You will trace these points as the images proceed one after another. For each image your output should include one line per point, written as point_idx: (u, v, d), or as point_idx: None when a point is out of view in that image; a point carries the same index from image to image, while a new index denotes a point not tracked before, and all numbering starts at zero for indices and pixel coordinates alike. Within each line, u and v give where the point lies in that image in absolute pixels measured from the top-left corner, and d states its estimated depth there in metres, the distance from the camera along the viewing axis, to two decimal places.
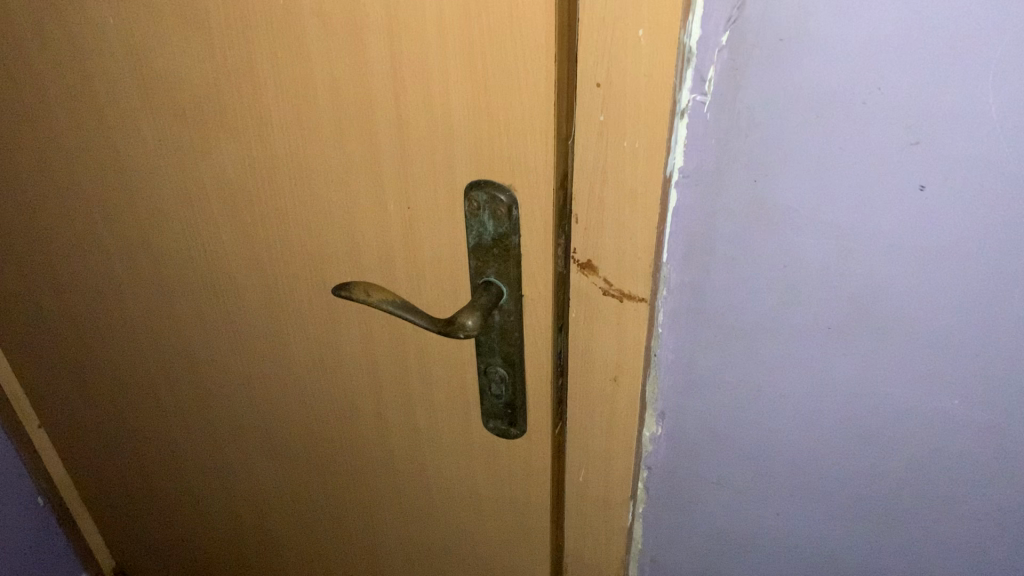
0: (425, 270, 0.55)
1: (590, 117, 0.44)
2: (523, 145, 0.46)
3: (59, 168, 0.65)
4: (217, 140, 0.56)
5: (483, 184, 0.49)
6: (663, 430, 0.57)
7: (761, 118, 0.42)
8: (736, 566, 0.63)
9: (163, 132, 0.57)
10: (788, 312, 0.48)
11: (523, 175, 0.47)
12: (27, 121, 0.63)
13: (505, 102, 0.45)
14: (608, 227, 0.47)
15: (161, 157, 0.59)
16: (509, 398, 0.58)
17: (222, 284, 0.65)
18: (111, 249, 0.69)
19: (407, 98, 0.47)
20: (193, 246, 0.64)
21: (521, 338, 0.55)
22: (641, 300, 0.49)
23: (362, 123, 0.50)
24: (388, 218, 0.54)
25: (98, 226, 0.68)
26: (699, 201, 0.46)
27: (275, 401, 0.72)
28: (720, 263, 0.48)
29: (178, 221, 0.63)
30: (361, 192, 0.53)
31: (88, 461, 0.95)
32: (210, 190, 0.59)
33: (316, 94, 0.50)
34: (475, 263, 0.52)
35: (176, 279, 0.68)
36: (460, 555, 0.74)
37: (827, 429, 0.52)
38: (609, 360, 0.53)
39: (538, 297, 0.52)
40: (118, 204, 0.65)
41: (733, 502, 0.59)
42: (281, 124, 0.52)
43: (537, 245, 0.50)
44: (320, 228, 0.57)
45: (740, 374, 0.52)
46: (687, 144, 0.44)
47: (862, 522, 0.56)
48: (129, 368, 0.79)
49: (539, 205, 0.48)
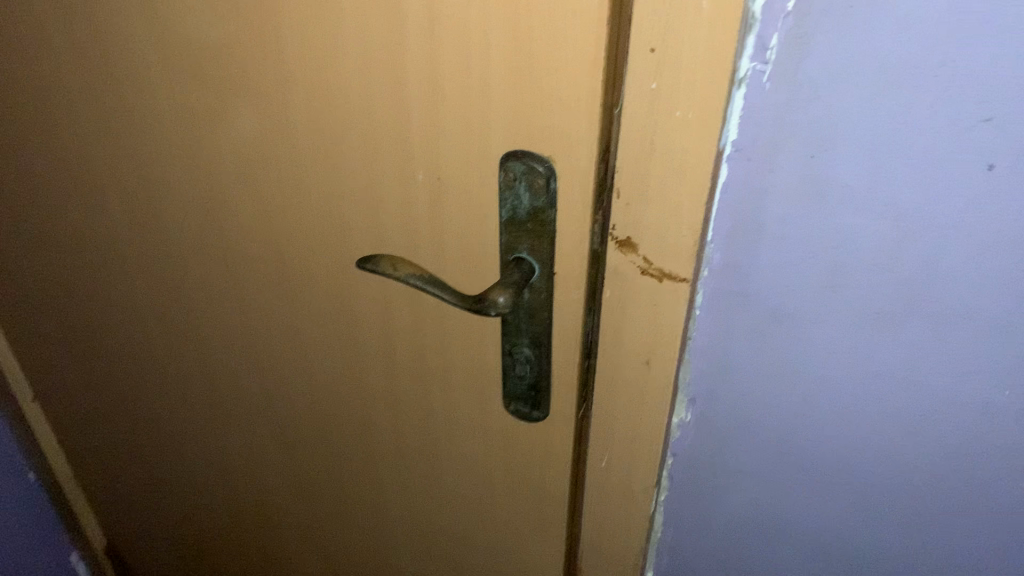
0: (451, 245, 0.53)
1: (641, 84, 0.41)
2: (567, 113, 0.44)
3: (67, 131, 0.62)
4: (236, 103, 0.53)
5: (520, 154, 0.46)
6: (693, 416, 0.55)
7: (825, 90, 0.39)
8: (760, 555, 0.62)
9: (178, 93, 0.55)
10: (835, 296, 0.46)
11: (564, 146, 0.45)
12: (32, 81, 0.60)
13: (550, 67, 0.42)
14: (651, 203, 0.44)
15: (175, 120, 0.56)
16: (534, 379, 0.56)
17: (234, 255, 0.63)
18: (119, 217, 0.66)
19: (444, 62, 0.45)
20: (206, 216, 0.61)
21: (549, 318, 0.53)
22: (682, 281, 0.46)
23: (392, 87, 0.47)
24: (415, 189, 0.51)
25: (105, 192, 0.65)
26: (751, 177, 0.43)
27: (284, 378, 0.70)
28: (767, 243, 0.45)
29: (190, 188, 0.60)
30: (387, 161, 0.51)
31: (84, 436, 0.93)
32: (226, 156, 0.56)
33: (345, 56, 0.47)
34: (506, 238, 0.50)
35: (185, 250, 0.65)
36: (470, 541, 0.72)
37: (865, 419, 0.51)
38: (643, 344, 0.50)
39: (570, 275, 0.50)
40: (128, 170, 0.62)
41: (761, 491, 0.57)
42: (304, 86, 0.50)
43: (574, 220, 0.47)
44: (342, 198, 0.54)
45: (778, 361, 0.50)
46: (743, 116, 0.41)
47: (895, 513, 0.54)
48: (130, 341, 0.77)
49: (580, 176, 0.46)
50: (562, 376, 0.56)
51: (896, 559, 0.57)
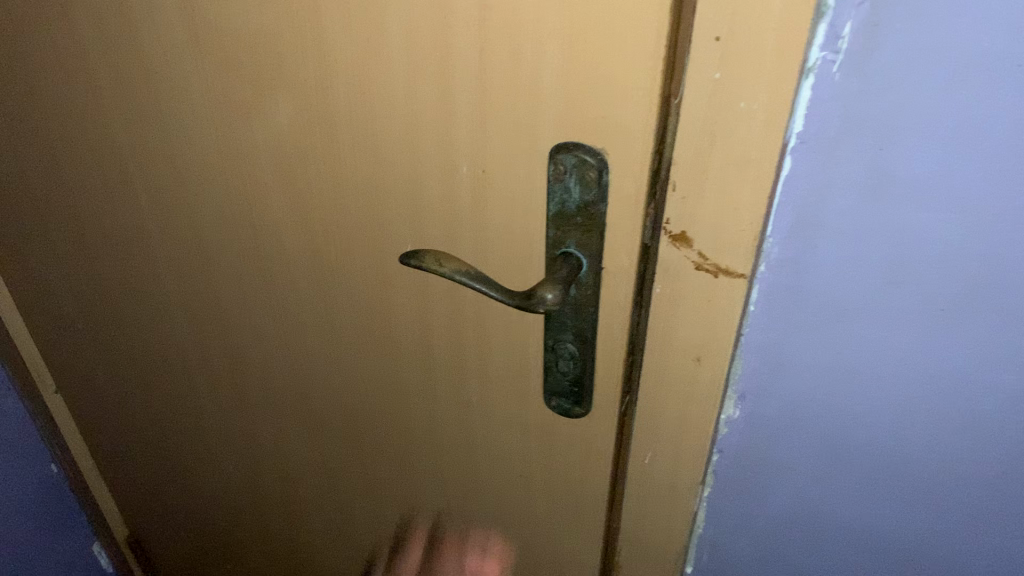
0: (494, 239, 0.51)
1: (704, 75, 0.40)
2: (623, 104, 0.42)
3: (94, 121, 0.61)
4: (273, 94, 0.51)
5: (571, 147, 0.45)
6: (742, 413, 0.54)
7: (898, 80, 0.38)
8: (804, 552, 0.60)
9: (211, 83, 0.53)
10: (897, 292, 0.45)
11: (619, 137, 0.43)
12: (56, 71, 0.59)
13: (608, 56, 0.41)
14: (709, 198, 0.43)
15: (207, 111, 0.55)
16: (577, 375, 0.54)
17: (265, 249, 0.61)
18: (147, 210, 0.65)
19: (493, 51, 0.43)
20: (236, 208, 0.60)
21: (596, 313, 0.51)
22: (739, 276, 0.45)
23: (437, 79, 0.46)
24: (459, 181, 0.49)
25: (131, 183, 0.64)
26: (815, 171, 0.42)
27: (315, 372, 0.69)
28: (828, 237, 0.44)
29: (221, 180, 0.59)
30: (430, 154, 0.49)
31: (108, 427, 0.92)
32: (260, 149, 0.55)
33: (389, 45, 0.45)
34: (553, 233, 0.48)
35: (215, 242, 0.64)
36: (504, 535, 0.71)
37: (923, 415, 0.49)
38: (694, 340, 0.49)
39: (619, 270, 0.49)
40: (155, 161, 0.61)
41: (809, 487, 0.56)
42: (344, 77, 0.48)
43: (625, 213, 0.46)
44: (381, 190, 0.53)
45: (833, 358, 0.49)
46: (811, 107, 0.40)
47: (948, 509, 0.53)
48: (155, 333, 0.76)
49: (634, 168, 0.44)
50: (608, 372, 0.54)
51: (946, 555, 0.56)
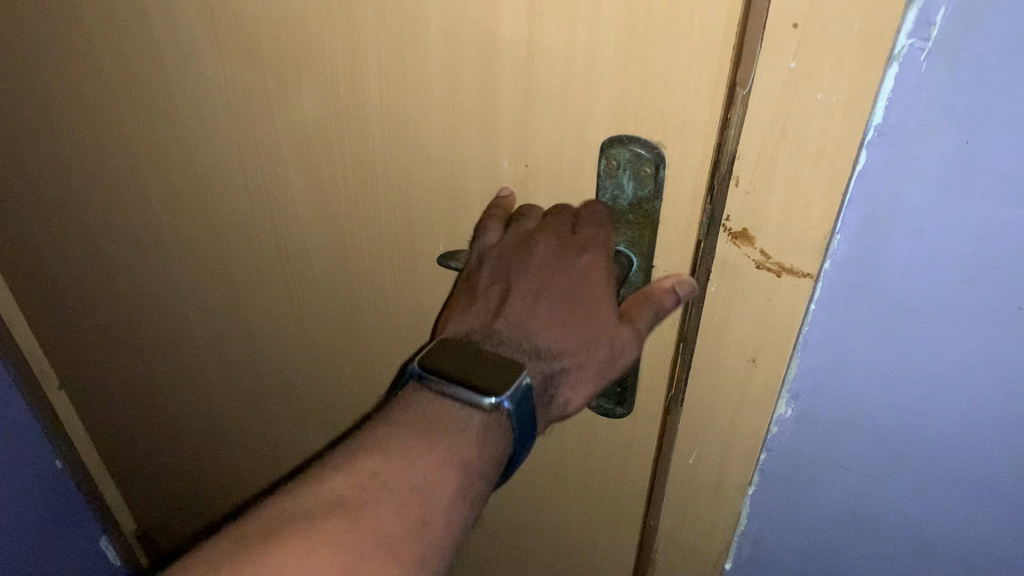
0: None
1: (777, 64, 0.36)
2: (683, 97, 0.39)
3: (108, 106, 0.59)
4: (298, 83, 0.48)
5: (625, 141, 0.42)
6: (793, 412, 0.50)
7: (992, 69, 0.34)
8: (852, 557, 0.57)
9: (230, 72, 0.50)
10: (974, 292, 0.41)
11: (677, 132, 0.41)
12: (68, 56, 0.56)
13: (670, 45, 0.38)
14: (777, 194, 0.40)
15: (225, 100, 0.52)
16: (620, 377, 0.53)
17: (285, 244, 0.59)
18: (168, 200, 0.62)
19: (542, 41, 0.40)
20: (255, 202, 0.57)
21: None
22: (804, 276, 0.42)
23: (479, 69, 0.42)
24: (500, 175, 0.47)
25: (147, 171, 0.61)
26: (893, 165, 0.38)
27: (336, 368, 0.66)
28: (901, 234, 0.40)
29: (240, 173, 0.56)
30: (470, 146, 0.46)
31: (124, 415, 0.90)
32: (284, 141, 0.52)
33: (428, 34, 0.42)
34: None
35: (232, 235, 0.61)
36: (537, 528, 0.70)
37: (991, 425, 0.46)
38: (749, 340, 0.47)
39: (673, 267, 0.47)
40: (171, 150, 0.58)
41: (860, 491, 0.53)
42: (377, 66, 0.45)
43: (680, 210, 0.44)
44: (414, 186, 0.50)
45: (898, 358, 0.45)
46: (892, 98, 0.36)
47: (1013, 522, 0.50)
48: (170, 323, 0.74)
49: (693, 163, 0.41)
50: (655, 370, 0.52)
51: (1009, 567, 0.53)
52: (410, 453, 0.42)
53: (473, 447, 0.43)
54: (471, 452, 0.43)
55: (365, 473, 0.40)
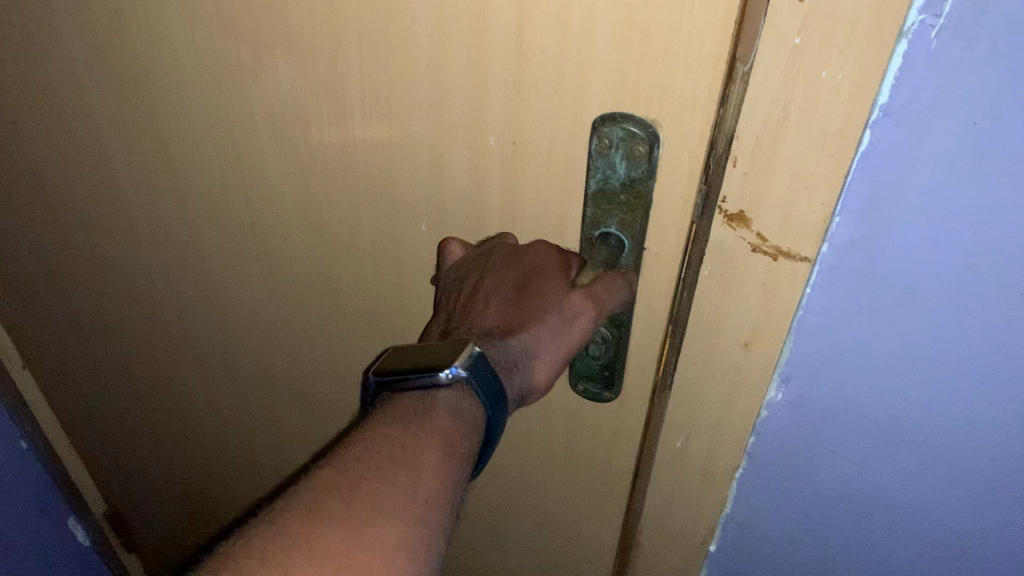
0: (524, 216, 0.47)
1: (782, 40, 0.35)
2: (684, 73, 0.38)
3: (69, 78, 0.56)
4: (275, 56, 0.46)
5: (618, 118, 0.40)
6: (785, 396, 0.49)
7: (1006, 49, 0.33)
8: (841, 539, 0.56)
9: (203, 42, 0.48)
10: (977, 276, 0.40)
11: (677, 108, 0.39)
12: (26, 25, 0.53)
13: (672, 18, 0.36)
14: (777, 175, 0.39)
15: (196, 73, 0.50)
16: (609, 360, 0.53)
17: (260, 222, 0.56)
18: (138, 177, 0.60)
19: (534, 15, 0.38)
20: (230, 179, 0.55)
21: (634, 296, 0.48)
22: (802, 260, 0.41)
23: (467, 44, 0.40)
24: (488, 155, 0.45)
25: (113, 147, 0.59)
26: (898, 146, 0.37)
27: (313, 349, 0.64)
28: (904, 217, 0.39)
29: (212, 149, 0.54)
30: (456, 123, 0.44)
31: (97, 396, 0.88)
32: (261, 114, 0.49)
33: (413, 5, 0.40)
34: (594, 211, 0.45)
35: (204, 213, 0.59)
36: (521, 508, 0.69)
37: (986, 411, 0.45)
38: (744, 324, 0.45)
39: (666, 248, 0.45)
40: (140, 124, 0.56)
41: (852, 475, 0.52)
42: (359, 38, 0.43)
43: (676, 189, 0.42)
44: (398, 163, 0.48)
45: (895, 343, 0.44)
46: (900, 77, 0.35)
47: (1007, 507, 0.49)
48: (139, 304, 0.72)
49: (692, 141, 0.40)
50: (644, 353, 0.51)
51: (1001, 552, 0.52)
52: (389, 430, 0.42)
53: (449, 418, 0.43)
54: (447, 424, 0.43)
55: (348, 457, 0.40)
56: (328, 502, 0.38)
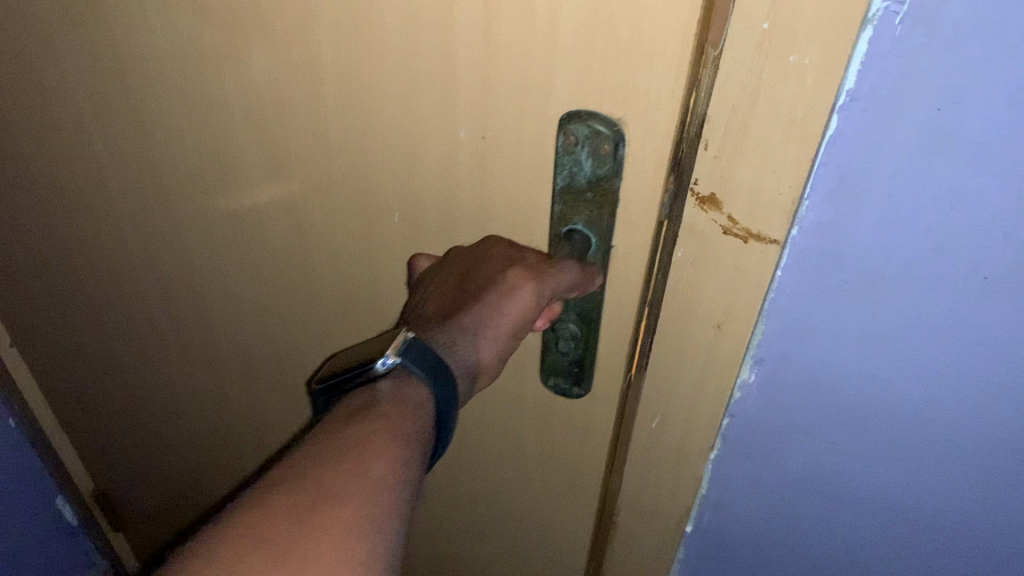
0: (493, 210, 0.48)
1: (751, 24, 0.35)
2: (648, 72, 0.38)
3: (41, 68, 0.55)
4: (248, 41, 0.46)
5: (584, 115, 0.41)
6: (758, 377, 0.50)
7: (968, 35, 0.34)
8: (814, 519, 0.57)
9: (175, 28, 0.48)
10: (942, 259, 0.41)
11: (640, 105, 0.39)
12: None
13: (634, 17, 0.36)
14: (746, 158, 0.39)
15: (171, 58, 0.50)
16: (579, 355, 0.52)
17: (235, 208, 0.57)
18: (113, 164, 0.60)
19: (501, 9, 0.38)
20: (207, 165, 0.55)
21: (601, 294, 0.49)
22: (771, 242, 0.42)
23: (436, 34, 0.41)
24: (457, 146, 0.45)
25: (88, 134, 0.59)
26: (865, 130, 0.38)
27: (291, 334, 0.65)
28: (871, 201, 0.40)
29: (189, 134, 0.54)
30: (429, 111, 0.45)
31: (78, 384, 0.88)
32: (236, 101, 0.50)
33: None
34: (561, 207, 0.45)
35: (181, 198, 0.59)
36: (495, 495, 0.69)
37: (953, 391, 0.46)
38: (716, 305, 0.46)
39: (633, 246, 0.45)
40: (116, 111, 0.56)
41: (824, 456, 0.53)
42: (330, 24, 0.43)
43: (641, 187, 0.43)
44: (370, 152, 0.48)
45: (864, 324, 0.45)
46: (866, 62, 0.35)
47: (974, 485, 0.50)
48: (118, 293, 0.72)
49: (655, 140, 0.40)
50: (613, 350, 0.52)
51: (969, 532, 0.53)
52: (334, 426, 0.42)
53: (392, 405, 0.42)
54: (391, 410, 0.42)
55: (293, 458, 0.40)
56: (273, 498, 0.37)
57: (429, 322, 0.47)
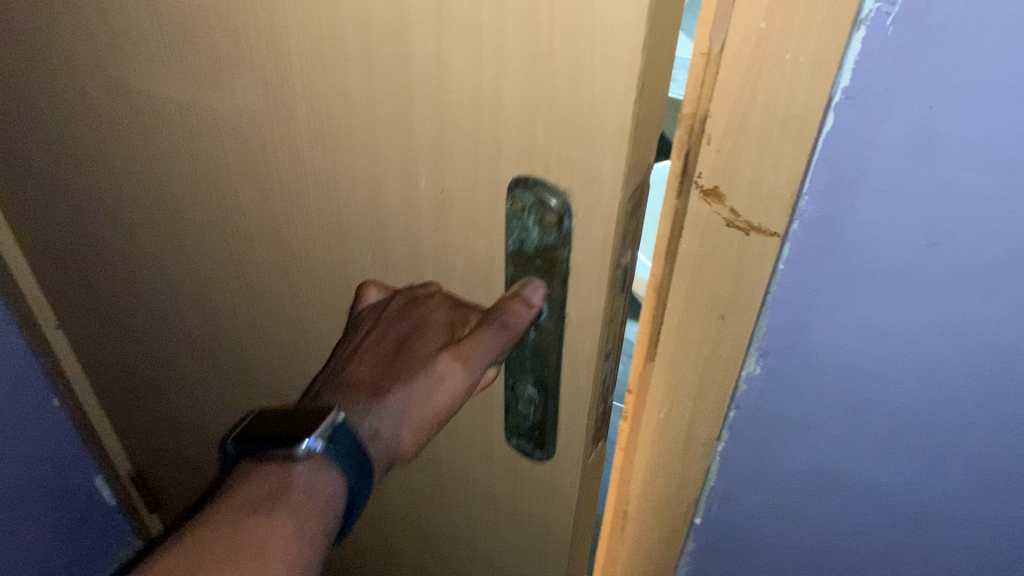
0: (455, 265, 0.45)
1: (749, 23, 0.38)
2: (587, 150, 0.35)
3: (72, 85, 0.58)
4: (229, 74, 0.46)
5: (529, 183, 0.38)
6: (762, 369, 0.52)
7: (955, 37, 0.35)
8: (818, 516, 0.58)
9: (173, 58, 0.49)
10: (937, 253, 0.42)
11: (582, 180, 0.36)
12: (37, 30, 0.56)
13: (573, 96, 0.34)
14: (745, 154, 0.42)
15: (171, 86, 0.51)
16: (538, 420, 0.49)
17: (237, 236, 0.58)
18: (135, 181, 0.62)
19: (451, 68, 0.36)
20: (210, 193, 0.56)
21: (557, 361, 0.45)
22: (771, 235, 0.44)
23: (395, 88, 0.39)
24: (419, 196, 0.43)
25: (112, 151, 0.61)
26: (859, 127, 0.40)
27: (288, 367, 0.65)
28: (868, 195, 0.42)
29: (191, 161, 0.55)
30: (390, 160, 0.43)
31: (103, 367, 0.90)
32: (225, 133, 0.50)
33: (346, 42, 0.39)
34: (513, 268, 0.42)
35: (190, 220, 0.61)
36: (466, 552, 0.67)
37: (950, 387, 0.47)
38: (719, 295, 0.48)
39: (585, 318, 0.42)
40: (132, 133, 0.58)
41: (826, 451, 0.54)
42: (300, 65, 0.42)
43: (590, 262, 0.39)
44: (341, 195, 0.47)
45: (863, 318, 0.46)
46: (858, 62, 0.37)
47: (973, 484, 0.50)
48: (144, 303, 0.74)
49: (598, 220, 0.37)
50: (571, 424, 0.48)
51: (970, 532, 0.53)
52: (242, 509, 0.42)
53: (305, 499, 0.43)
54: (302, 503, 0.42)
55: (195, 539, 0.41)
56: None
57: (360, 387, 0.46)
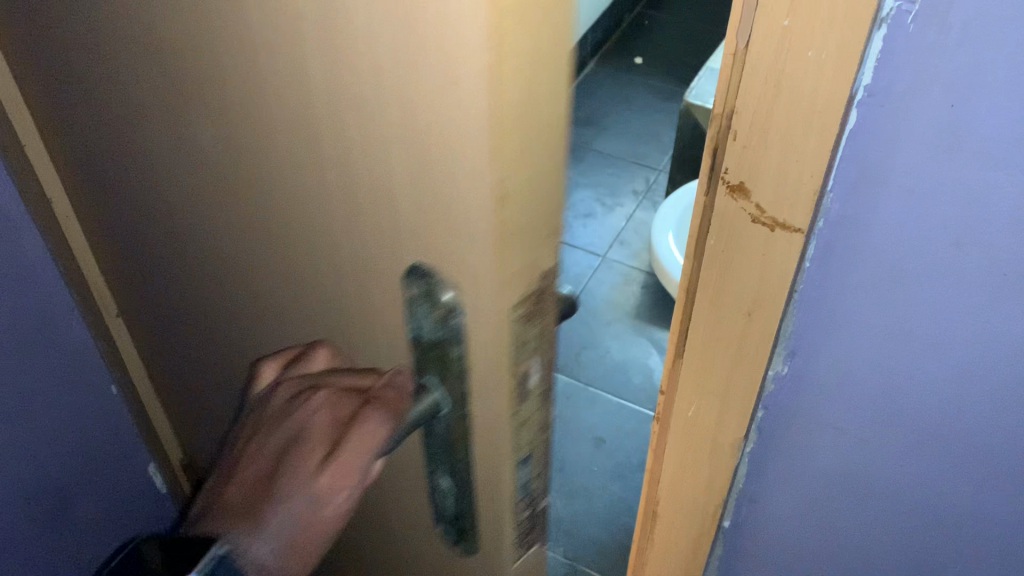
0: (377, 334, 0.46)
1: (773, 20, 0.39)
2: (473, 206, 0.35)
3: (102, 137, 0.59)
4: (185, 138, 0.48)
5: (420, 272, 0.40)
6: (790, 369, 0.53)
7: (976, 36, 0.36)
8: (847, 523, 0.58)
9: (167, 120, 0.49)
10: (960, 254, 0.42)
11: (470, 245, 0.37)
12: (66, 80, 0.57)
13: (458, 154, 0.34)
14: (769, 149, 0.43)
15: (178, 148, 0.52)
16: (457, 512, 0.50)
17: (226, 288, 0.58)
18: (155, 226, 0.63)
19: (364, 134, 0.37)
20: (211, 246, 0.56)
21: (467, 454, 0.46)
22: (795, 232, 0.45)
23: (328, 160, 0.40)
24: (341, 262, 0.44)
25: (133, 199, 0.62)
26: (882, 125, 0.40)
27: None
28: (890, 194, 0.42)
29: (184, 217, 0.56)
30: (320, 224, 0.43)
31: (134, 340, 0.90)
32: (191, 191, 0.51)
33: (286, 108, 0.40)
34: (418, 359, 0.44)
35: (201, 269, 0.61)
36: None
37: (976, 393, 0.46)
38: (745, 294, 0.49)
39: (488, 407, 0.43)
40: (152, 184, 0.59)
41: (853, 455, 0.54)
42: (234, 126, 0.44)
43: (485, 344, 0.40)
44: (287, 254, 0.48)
45: (888, 319, 0.47)
46: (880, 59, 0.38)
47: (1004, 494, 0.49)
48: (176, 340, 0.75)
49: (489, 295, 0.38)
50: (488, 517, 0.49)
51: (1003, 544, 0.52)
52: None
53: None
54: None
55: None
56: None
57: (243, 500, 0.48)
